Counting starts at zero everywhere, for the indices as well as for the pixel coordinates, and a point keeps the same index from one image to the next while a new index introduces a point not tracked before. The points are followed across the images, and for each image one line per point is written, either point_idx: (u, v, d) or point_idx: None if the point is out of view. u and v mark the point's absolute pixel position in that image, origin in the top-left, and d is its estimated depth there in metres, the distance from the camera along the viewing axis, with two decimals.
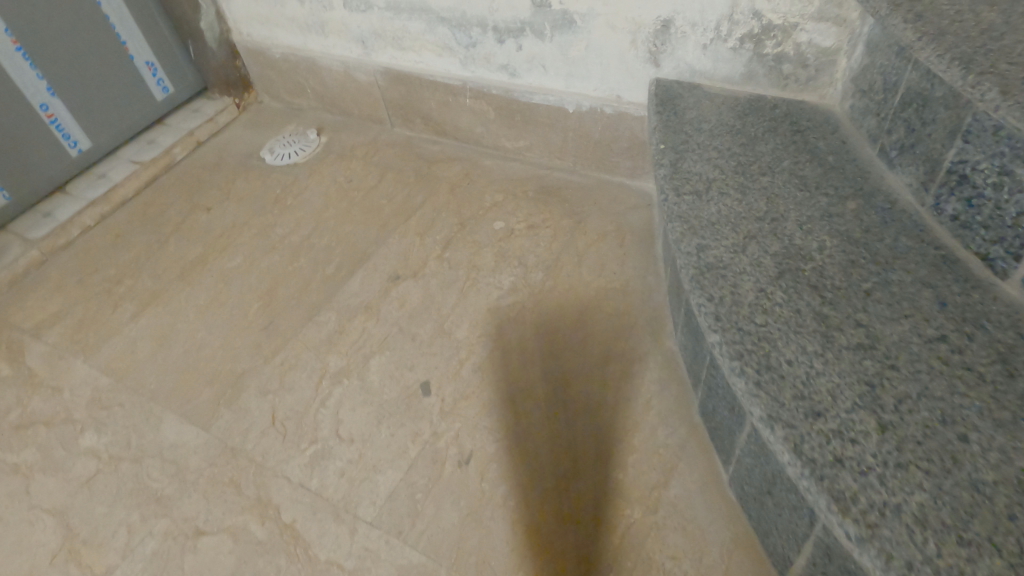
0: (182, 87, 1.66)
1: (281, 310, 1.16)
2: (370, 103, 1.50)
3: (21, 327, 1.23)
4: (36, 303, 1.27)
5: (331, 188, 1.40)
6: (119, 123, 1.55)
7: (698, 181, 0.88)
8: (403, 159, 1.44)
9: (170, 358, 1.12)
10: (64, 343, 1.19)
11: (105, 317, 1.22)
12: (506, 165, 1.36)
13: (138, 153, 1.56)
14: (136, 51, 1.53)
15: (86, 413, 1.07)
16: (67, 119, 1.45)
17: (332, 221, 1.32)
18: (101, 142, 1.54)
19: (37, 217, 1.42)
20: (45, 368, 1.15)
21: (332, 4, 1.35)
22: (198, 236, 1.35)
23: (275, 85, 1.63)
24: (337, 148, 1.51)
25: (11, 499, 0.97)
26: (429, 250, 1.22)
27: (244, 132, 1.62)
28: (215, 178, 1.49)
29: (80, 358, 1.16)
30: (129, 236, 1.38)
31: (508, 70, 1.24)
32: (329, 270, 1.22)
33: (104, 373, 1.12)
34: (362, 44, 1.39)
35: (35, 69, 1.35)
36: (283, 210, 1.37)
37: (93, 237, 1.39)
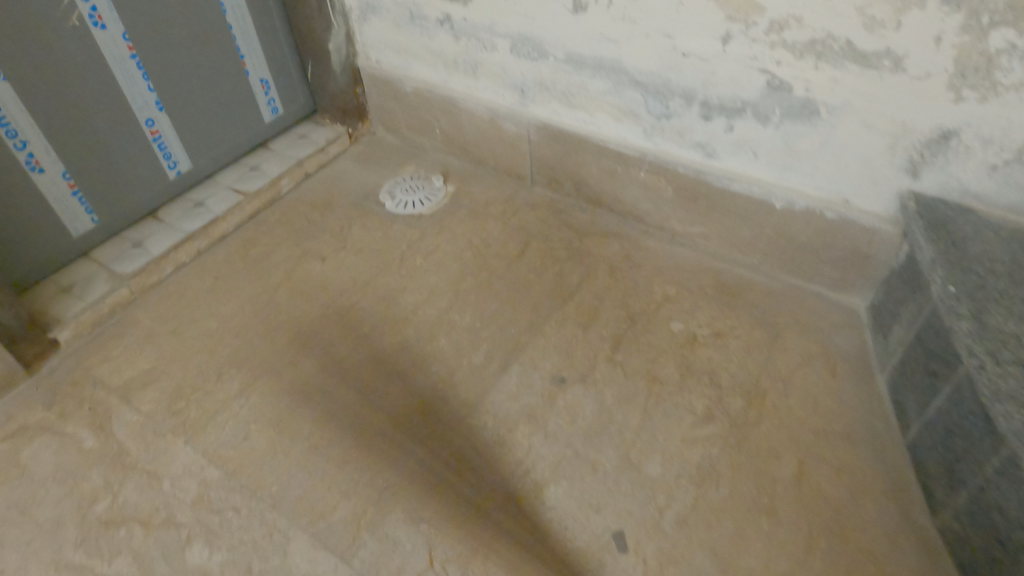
0: (290, 108, 1.49)
1: (425, 407, 0.98)
2: (511, 156, 1.32)
3: (107, 385, 1.05)
4: (123, 356, 1.08)
5: (467, 252, 1.22)
6: (223, 144, 1.37)
7: (1016, 345, 0.71)
8: (548, 225, 1.26)
9: (295, 455, 0.93)
10: (159, 415, 1.00)
11: (209, 387, 1.03)
12: (673, 250, 1.19)
13: (240, 180, 1.37)
14: (253, 66, 1.36)
15: (191, 516, 0.88)
16: (172, 138, 1.27)
17: (473, 295, 1.14)
18: (201, 165, 1.36)
19: (125, 246, 1.23)
20: (138, 445, 0.96)
21: (494, 45, 1.18)
22: (313, 294, 1.17)
23: (396, 118, 1.45)
24: (467, 202, 1.33)
25: None
26: (596, 350, 1.04)
27: (355, 167, 1.44)
28: (326, 222, 1.31)
29: (181, 437, 0.97)
30: (231, 282, 1.20)
31: (704, 150, 1.07)
32: (476, 360, 1.04)
33: (211, 462, 0.94)
34: (520, 92, 1.22)
35: (147, 79, 1.18)
36: (412, 272, 1.19)
37: (187, 278, 1.20)
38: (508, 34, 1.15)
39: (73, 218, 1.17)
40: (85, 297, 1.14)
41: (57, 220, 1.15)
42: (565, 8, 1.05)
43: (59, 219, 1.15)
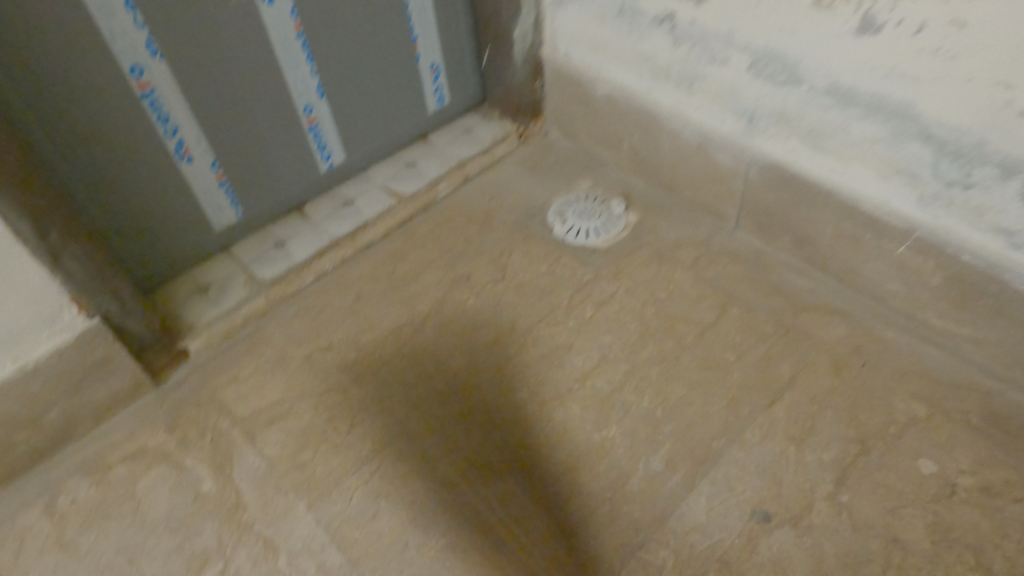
0: (458, 98, 1.31)
1: (586, 520, 0.80)
2: (716, 191, 1.07)
3: (232, 414, 0.94)
4: (252, 380, 0.97)
5: (647, 308, 1.00)
6: (381, 135, 1.22)
7: None
8: (754, 287, 1.01)
9: (424, 556, 0.78)
10: (283, 464, 0.88)
11: (339, 438, 0.90)
12: (923, 350, 0.91)
13: (394, 179, 1.22)
14: (425, 50, 1.18)
15: None
16: (329, 128, 1.13)
17: (653, 371, 0.93)
18: (356, 158, 1.21)
19: (266, 246, 1.12)
20: (257, 499, 0.85)
21: (726, 58, 0.93)
22: (462, 336, 1.00)
23: (576, 123, 1.23)
24: (651, 238, 1.10)
25: None
26: (813, 484, 0.80)
27: (521, 174, 1.24)
28: (484, 242, 1.13)
29: (303, 499, 0.84)
30: (372, 305, 1.05)
31: (1009, 239, 0.78)
32: (654, 466, 0.83)
33: (332, 541, 0.80)
34: (747, 119, 0.96)
35: (310, 62, 1.03)
36: (580, 325, 0.99)
37: (327, 291, 1.07)
38: (749, 47, 0.89)
39: (217, 210, 1.06)
40: (220, 302, 1.04)
41: (201, 212, 1.04)
42: (846, 26, 0.78)
43: (203, 212, 1.05)
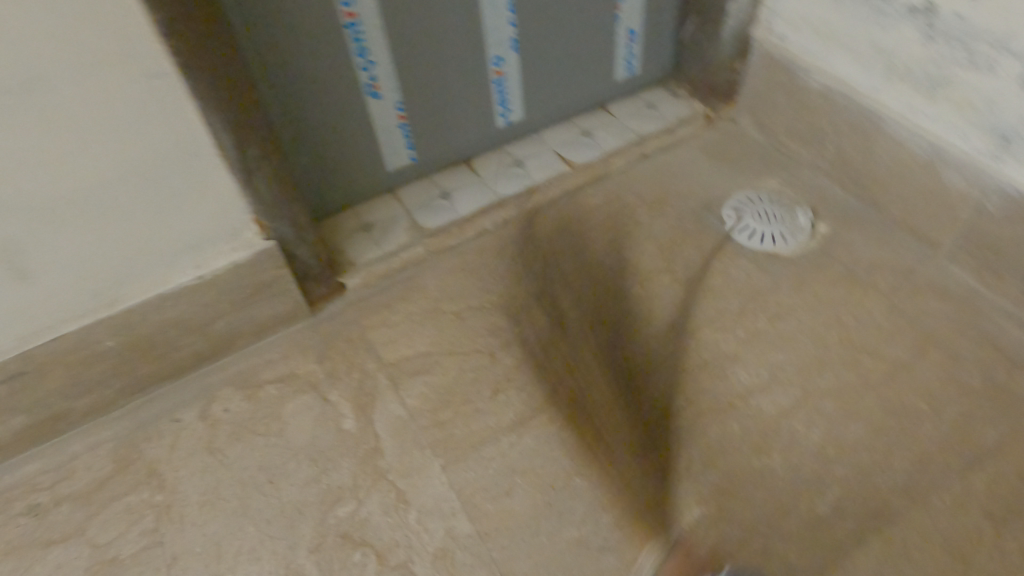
0: (646, 69, 1.23)
1: (734, 551, 0.73)
2: (933, 216, 0.94)
3: (379, 358, 0.94)
4: (402, 327, 0.97)
5: (829, 332, 0.90)
6: (562, 98, 1.17)
7: None
8: (963, 332, 0.88)
9: (556, 547, 0.75)
10: (423, 419, 0.87)
11: (482, 404, 0.88)
12: None
13: (568, 145, 1.16)
14: (627, 13, 1.11)
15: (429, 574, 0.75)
16: (514, 83, 1.09)
17: (829, 403, 0.84)
18: (533, 118, 1.17)
19: (432, 195, 1.10)
20: (394, 448, 0.85)
21: (993, 64, 0.79)
22: (619, 324, 0.95)
23: (775, 114, 1.12)
24: (842, 255, 0.99)
25: None
26: (1010, 575, 0.69)
27: (702, 161, 1.15)
28: (654, 228, 1.06)
29: (439, 459, 0.84)
30: (530, 274, 1.01)
31: None
32: (818, 510, 0.75)
33: (464, 509, 0.79)
34: (1000, 140, 0.82)
35: (511, 11, 0.99)
36: (750, 337, 0.91)
37: (486, 251, 1.05)
38: None
39: (393, 151, 1.05)
40: (381, 244, 1.04)
41: (378, 151, 1.04)
42: None
43: (380, 152, 1.04)
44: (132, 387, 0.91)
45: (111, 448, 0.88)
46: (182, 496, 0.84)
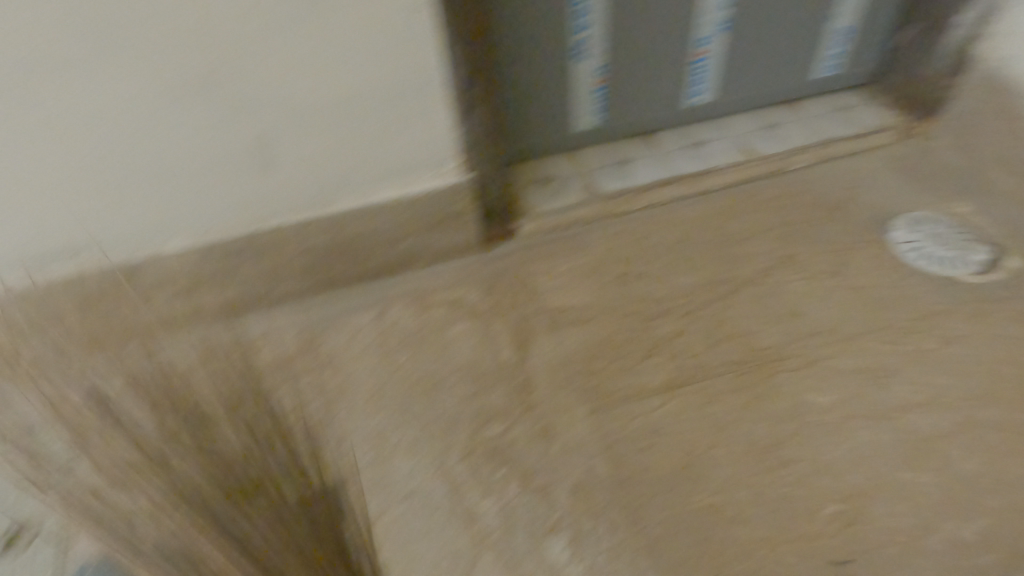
0: (846, 72, 1.22)
1: (868, 552, 0.74)
2: None
3: (541, 302, 1.00)
4: (565, 278, 1.03)
5: (1004, 366, 0.87)
6: (755, 88, 1.17)
7: None
8: None
9: (689, 507, 0.79)
10: (576, 365, 0.93)
11: (634, 363, 0.92)
12: None
13: (751, 136, 1.17)
14: (840, 12, 1.12)
15: (567, 502, 0.81)
16: (712, 66, 1.11)
17: (992, 436, 0.81)
18: (721, 104, 1.18)
19: (610, 161, 1.14)
20: (546, 385, 0.91)
21: None
22: (779, 316, 0.95)
23: None
24: None
25: (451, 565, 0.77)
26: None
27: (891, 173, 1.12)
28: (828, 230, 1.05)
29: (586, 404, 0.89)
30: (695, 252, 1.04)
31: None
32: (965, 535, 0.74)
33: (604, 453, 0.84)
34: None
35: None
36: (916, 354, 0.89)
37: (654, 222, 1.08)
38: None
39: (583, 114, 1.10)
40: (556, 198, 1.10)
41: (570, 111, 1.09)
42: None
43: (572, 112, 1.09)
44: (322, 283, 1.02)
45: (297, 331, 1.00)
46: (353, 385, 0.93)
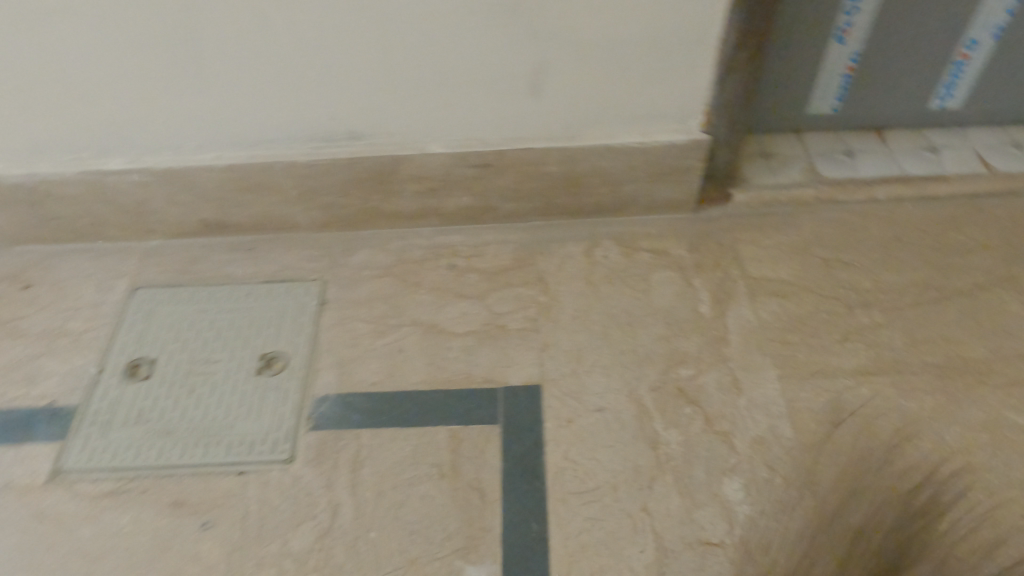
0: None
1: None
2: None
3: (744, 268, 1.05)
4: (771, 251, 1.07)
5: None
6: (1007, 102, 1.13)
7: None
8: None
9: (866, 484, 0.83)
10: (770, 332, 0.98)
11: (829, 343, 0.96)
12: None
13: (990, 150, 1.14)
14: None
15: (747, 450, 0.87)
16: (971, 71, 1.08)
17: None
18: (966, 112, 1.15)
19: (835, 148, 1.16)
20: (739, 343, 0.97)
21: None
22: (989, 330, 0.95)
23: None
24: None
25: (633, 477, 0.86)
26: None
27: None
28: None
29: (776, 369, 0.94)
30: (908, 252, 1.04)
31: None
32: None
33: (788, 417, 0.89)
34: None
35: None
36: None
37: (870, 216, 1.09)
38: None
39: (822, 97, 1.12)
40: (774, 174, 1.13)
41: (810, 93, 1.11)
42: None
43: (812, 93, 1.11)
44: (542, 209, 1.11)
45: (513, 248, 1.11)
46: (559, 306, 1.03)
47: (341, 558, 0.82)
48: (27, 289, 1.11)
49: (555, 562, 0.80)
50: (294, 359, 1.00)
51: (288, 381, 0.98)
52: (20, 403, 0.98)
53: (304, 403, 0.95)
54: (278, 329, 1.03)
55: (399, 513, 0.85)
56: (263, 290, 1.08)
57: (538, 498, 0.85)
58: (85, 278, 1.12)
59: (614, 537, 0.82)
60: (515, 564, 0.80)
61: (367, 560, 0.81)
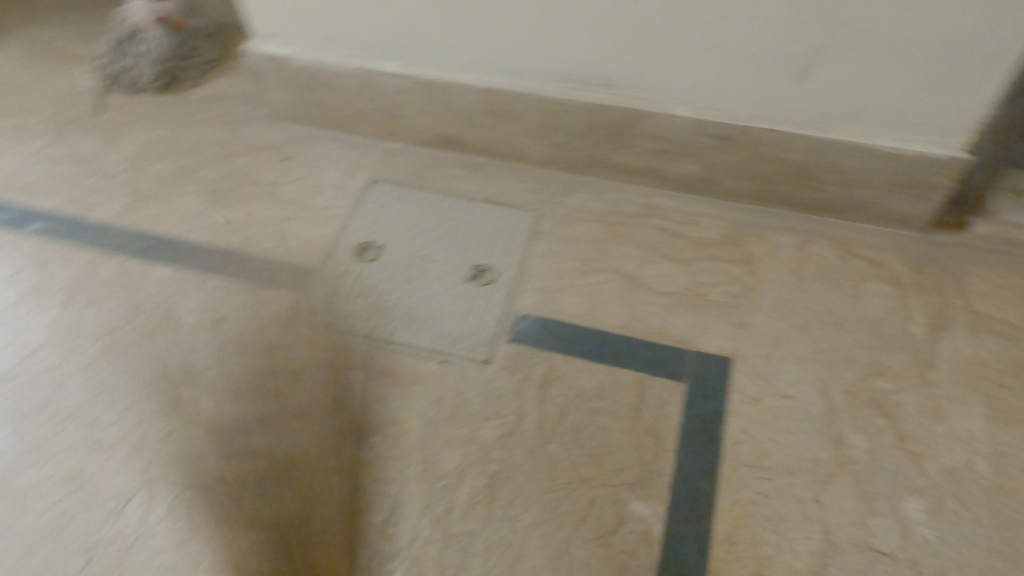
0: None
1: None
2: None
3: (969, 300, 1.01)
4: (1003, 290, 1.01)
5: None
6: None
7: None
8: None
9: None
10: (986, 369, 0.94)
11: None
12: None
13: None
14: None
15: (937, 478, 0.85)
16: None
17: None
18: None
19: None
20: (948, 372, 0.94)
21: None
22: None
23: None
24: None
25: (811, 468, 0.87)
26: None
27: None
28: None
29: (985, 407, 0.90)
30: None
31: None
32: None
33: (990, 457, 0.86)
34: None
35: None
36: None
37: None
38: None
39: None
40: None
41: None
42: None
43: None
44: (764, 194, 1.12)
45: (726, 225, 1.12)
46: (763, 290, 1.04)
47: (520, 458, 0.89)
48: (285, 160, 1.26)
49: (719, 522, 0.83)
50: (503, 275, 1.07)
51: (494, 292, 1.05)
52: (270, 253, 1.13)
53: (507, 315, 1.03)
54: (493, 245, 1.11)
55: (578, 435, 0.90)
56: (483, 207, 1.17)
57: (712, 460, 0.88)
58: (334, 162, 1.25)
59: (783, 518, 0.83)
60: (680, 512, 0.84)
61: (543, 466, 0.88)
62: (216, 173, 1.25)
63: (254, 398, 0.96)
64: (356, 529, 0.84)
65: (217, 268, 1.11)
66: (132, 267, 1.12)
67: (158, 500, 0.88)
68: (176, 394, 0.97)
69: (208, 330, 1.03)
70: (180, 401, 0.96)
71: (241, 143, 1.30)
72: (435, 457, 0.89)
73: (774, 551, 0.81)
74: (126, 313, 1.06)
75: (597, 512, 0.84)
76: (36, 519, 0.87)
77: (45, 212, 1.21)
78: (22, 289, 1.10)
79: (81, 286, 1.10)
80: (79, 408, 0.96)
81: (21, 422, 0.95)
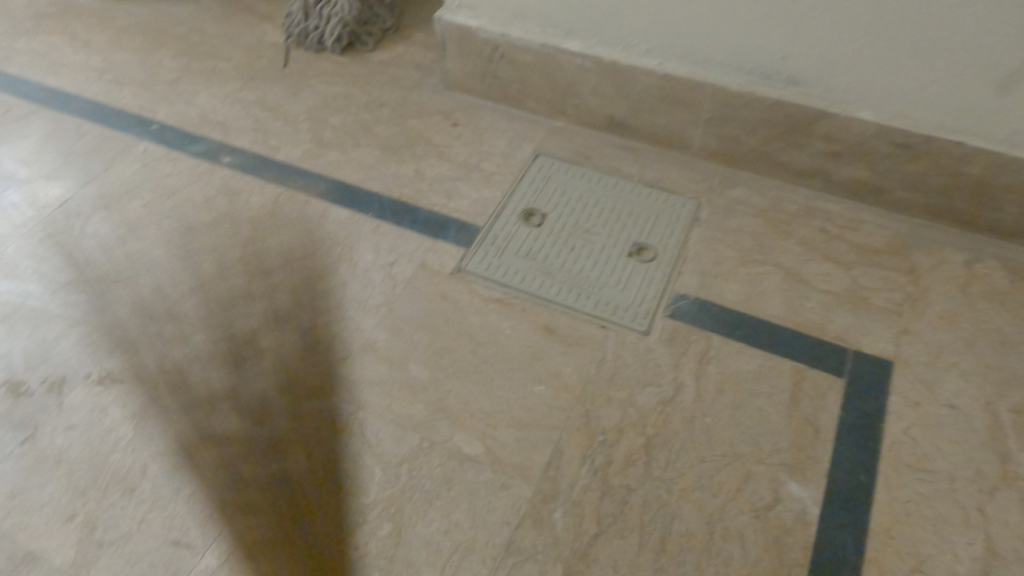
0: None
1: None
2: None
3: None
4: None
5: None
6: None
7: None
8: None
9: None
10: None
11: None
12: None
13: None
14: None
15: None
16: None
17: None
18: None
19: None
20: None
21: None
22: None
23: None
24: None
25: (975, 479, 0.86)
26: None
27: None
28: None
29: None
30: None
31: None
32: None
33: None
34: None
35: None
36: None
37: None
38: None
39: None
40: None
41: None
42: None
43: None
44: (934, 209, 1.11)
45: (890, 234, 1.12)
46: (926, 301, 1.04)
47: (677, 426, 0.92)
48: (454, 125, 1.34)
49: (876, 517, 0.84)
50: (662, 255, 1.11)
51: (653, 270, 1.09)
52: (439, 208, 1.20)
53: (666, 292, 1.06)
54: (653, 226, 1.15)
55: (735, 413, 0.93)
56: (644, 190, 1.20)
57: (870, 456, 0.88)
58: (500, 132, 1.32)
59: (945, 524, 0.83)
60: (837, 501, 0.85)
61: (699, 437, 0.91)
62: (389, 130, 1.33)
63: (423, 337, 1.02)
64: (518, 468, 0.89)
65: (390, 215, 1.19)
66: (313, 206, 1.21)
67: (336, 414, 0.95)
68: (354, 324, 1.04)
69: (382, 270, 1.11)
70: (357, 330, 1.03)
71: (414, 106, 1.38)
72: (595, 414, 0.93)
73: (933, 551, 0.81)
74: (308, 246, 1.15)
75: (753, 488, 0.86)
76: (230, 415, 0.95)
77: (235, 148, 1.32)
78: (215, 212, 1.21)
79: (268, 216, 1.20)
80: (267, 324, 1.05)
81: (216, 329, 1.05)
